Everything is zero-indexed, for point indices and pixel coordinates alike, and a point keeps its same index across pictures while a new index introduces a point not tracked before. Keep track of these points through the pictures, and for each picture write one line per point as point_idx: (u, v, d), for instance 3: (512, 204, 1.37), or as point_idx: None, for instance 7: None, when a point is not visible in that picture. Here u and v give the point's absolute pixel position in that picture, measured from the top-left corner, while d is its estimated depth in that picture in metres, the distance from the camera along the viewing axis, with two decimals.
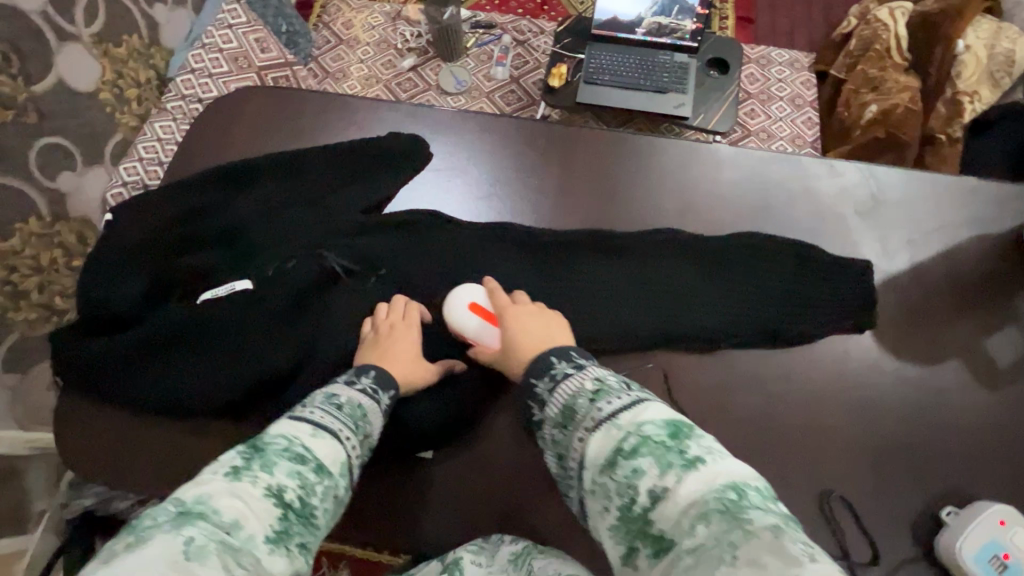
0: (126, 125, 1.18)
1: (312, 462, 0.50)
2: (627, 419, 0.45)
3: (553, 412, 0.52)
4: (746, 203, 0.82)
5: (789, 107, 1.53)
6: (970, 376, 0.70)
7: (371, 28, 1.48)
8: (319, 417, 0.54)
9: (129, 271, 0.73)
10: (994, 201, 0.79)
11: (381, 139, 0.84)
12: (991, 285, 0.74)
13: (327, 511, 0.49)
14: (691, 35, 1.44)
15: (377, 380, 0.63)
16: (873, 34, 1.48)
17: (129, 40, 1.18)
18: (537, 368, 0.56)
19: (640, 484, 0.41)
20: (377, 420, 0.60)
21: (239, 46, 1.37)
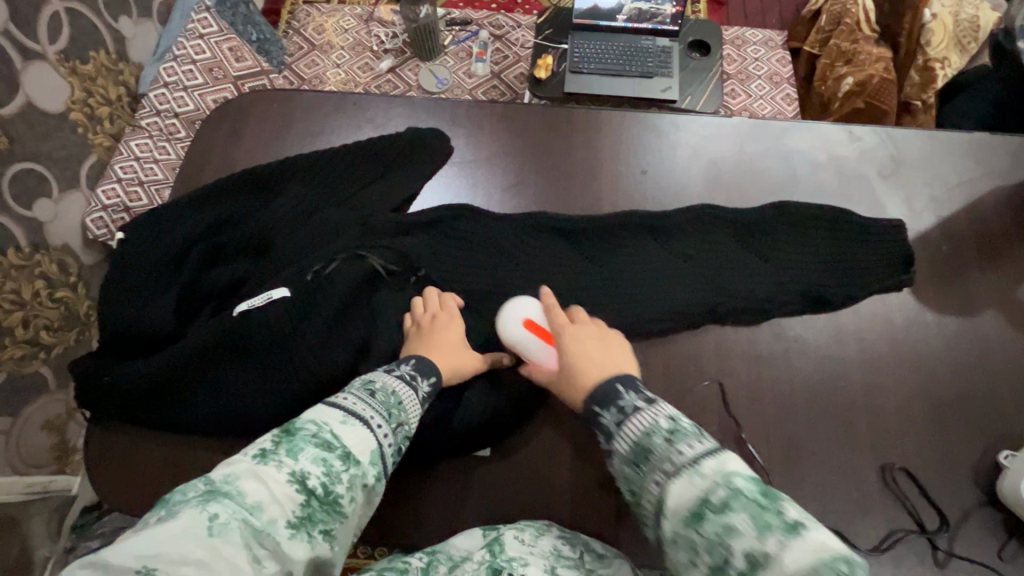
0: (100, 146, 1.08)
1: (339, 450, 0.48)
2: (712, 467, 0.44)
3: (623, 449, 0.50)
4: (775, 172, 0.82)
5: (768, 85, 1.56)
6: (1006, 323, 0.73)
7: (345, 35, 1.61)
8: (352, 403, 0.52)
9: (161, 293, 0.72)
10: (1007, 154, 0.82)
11: (400, 135, 0.82)
12: (1013, 235, 0.77)
13: (354, 500, 0.48)
14: (671, 19, 1.45)
15: (417, 368, 0.59)
16: (842, 8, 1.53)
17: (97, 55, 1.08)
18: (603, 397, 0.53)
19: (735, 543, 0.40)
20: (415, 408, 0.56)
21: (213, 57, 1.25)
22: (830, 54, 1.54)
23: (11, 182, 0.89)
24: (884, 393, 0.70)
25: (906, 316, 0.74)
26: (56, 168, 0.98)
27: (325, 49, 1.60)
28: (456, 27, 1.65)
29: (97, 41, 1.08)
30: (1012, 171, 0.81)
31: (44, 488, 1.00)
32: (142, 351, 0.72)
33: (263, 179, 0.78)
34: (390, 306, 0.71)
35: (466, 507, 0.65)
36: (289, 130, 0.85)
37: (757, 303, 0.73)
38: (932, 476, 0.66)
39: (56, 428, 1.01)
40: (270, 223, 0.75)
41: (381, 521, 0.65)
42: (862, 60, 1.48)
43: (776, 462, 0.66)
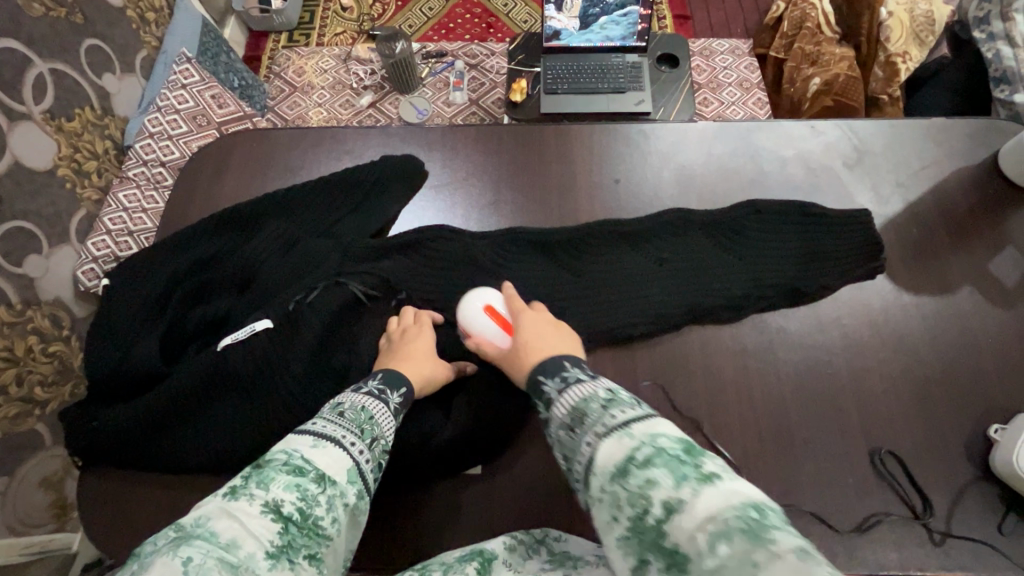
0: (88, 200, 1.09)
1: (312, 474, 0.48)
2: (640, 428, 0.44)
3: (561, 413, 0.51)
4: (741, 172, 0.84)
5: (739, 91, 1.61)
6: (983, 298, 0.74)
7: (325, 74, 1.68)
8: (322, 427, 0.52)
9: (147, 335, 0.73)
10: (966, 135, 0.85)
11: (375, 163, 0.84)
12: (980, 213, 0.79)
13: (335, 521, 0.47)
14: (637, 35, 1.51)
15: (385, 381, 0.60)
16: (802, 14, 1.61)
17: (82, 112, 1.11)
18: (547, 368, 0.55)
19: (655, 495, 0.40)
20: (387, 421, 0.57)
21: (195, 105, 1.28)
22: (796, 56, 1.59)
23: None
24: (870, 378, 0.70)
25: (886, 300, 0.75)
26: (45, 225, 0.99)
27: (306, 90, 1.66)
28: (433, 59, 1.71)
29: (82, 98, 1.11)
30: (973, 153, 0.83)
31: (43, 547, 0.99)
32: (129, 393, 0.72)
33: (246, 215, 0.79)
34: (375, 330, 0.72)
35: (465, 528, 0.65)
36: (269, 167, 0.88)
37: (738, 299, 0.74)
38: (924, 455, 0.66)
39: (54, 484, 1.01)
40: (253, 258, 0.77)
41: (380, 548, 0.64)
42: (825, 61, 1.54)
43: (771, 456, 0.66)
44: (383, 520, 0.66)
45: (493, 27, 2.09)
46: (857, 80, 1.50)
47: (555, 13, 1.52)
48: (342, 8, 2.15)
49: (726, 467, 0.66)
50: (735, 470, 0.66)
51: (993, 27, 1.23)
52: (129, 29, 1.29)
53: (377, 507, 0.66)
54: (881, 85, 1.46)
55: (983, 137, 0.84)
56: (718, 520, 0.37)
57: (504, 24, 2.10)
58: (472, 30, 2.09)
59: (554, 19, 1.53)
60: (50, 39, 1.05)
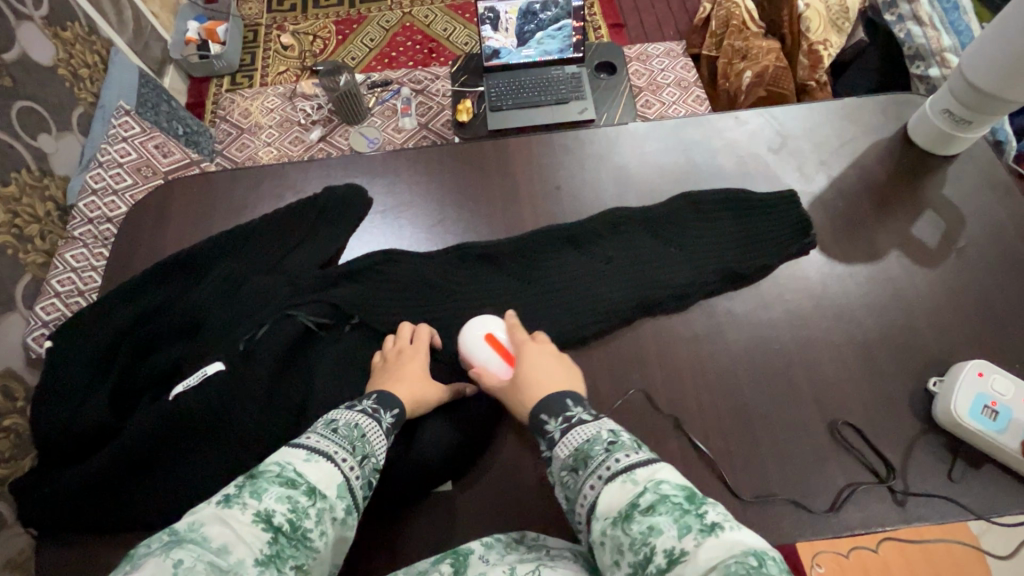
0: (33, 264, 1.06)
1: (303, 486, 0.48)
2: (644, 475, 0.49)
3: (564, 454, 0.55)
4: (674, 167, 0.88)
5: (677, 91, 1.68)
6: (910, 261, 0.78)
7: (271, 113, 1.69)
8: (315, 441, 0.53)
9: (95, 393, 0.71)
10: (878, 111, 0.90)
11: (316, 196, 0.84)
12: (899, 181, 0.83)
13: (323, 534, 0.48)
14: (574, 47, 1.56)
15: (378, 401, 0.61)
16: (727, 12, 1.70)
17: (18, 175, 1.09)
18: (550, 406, 0.59)
19: (657, 541, 0.43)
20: (379, 440, 0.58)
21: (139, 156, 1.26)
22: (727, 53, 1.69)
23: None
24: (816, 348, 0.73)
25: (821, 273, 0.78)
26: None
27: (253, 131, 1.66)
28: (378, 88, 1.74)
29: (17, 162, 1.09)
30: (884, 126, 0.88)
31: None
32: (82, 455, 0.70)
33: (192, 261, 0.79)
34: (331, 360, 0.71)
35: (440, 548, 0.64)
36: (211, 210, 0.87)
37: (685, 287, 0.77)
38: (874, 416, 0.69)
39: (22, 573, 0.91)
40: (200, 302, 0.75)
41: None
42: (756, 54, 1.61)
43: (731, 435, 0.68)
44: (357, 552, 0.64)
45: (436, 52, 2.13)
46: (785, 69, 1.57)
47: (492, 33, 1.54)
48: (283, 48, 2.16)
49: (690, 453, 0.67)
50: (700, 454, 0.67)
51: (901, 9, 1.32)
52: (63, 88, 1.28)
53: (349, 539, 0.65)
54: (808, 72, 1.54)
55: (892, 111, 0.90)
56: (719, 567, 0.40)
57: (446, 48, 2.14)
58: (415, 56, 2.13)
59: (491, 38, 1.54)
60: None
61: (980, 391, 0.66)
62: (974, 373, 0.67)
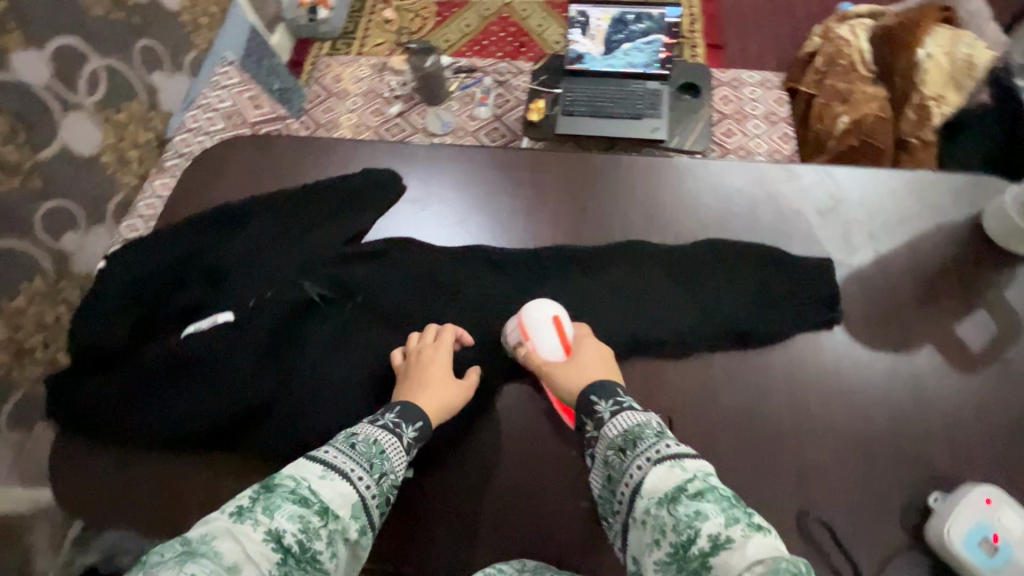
0: (127, 186, 1.19)
1: (316, 506, 0.50)
2: (692, 465, 0.51)
3: (612, 435, 0.58)
4: (709, 210, 0.84)
5: (764, 125, 1.59)
6: (945, 361, 0.72)
7: (360, 82, 1.77)
8: (332, 457, 0.55)
9: (125, 316, 0.79)
10: (951, 193, 0.82)
11: (355, 175, 0.89)
12: (955, 273, 0.76)
13: (334, 556, 0.49)
14: (661, 63, 1.53)
15: (401, 415, 0.63)
16: (837, 50, 1.58)
17: (129, 104, 1.19)
18: (602, 390, 0.62)
19: (702, 525, 0.45)
20: (399, 457, 0.59)
21: (232, 105, 1.36)
22: (826, 93, 1.57)
23: (41, 218, 0.99)
24: (813, 430, 0.69)
25: (840, 352, 0.73)
26: (84, 207, 1.08)
27: (340, 96, 1.74)
28: (463, 74, 1.79)
29: (129, 93, 1.19)
30: (953, 210, 0.81)
31: None
32: (102, 367, 0.79)
33: (234, 213, 0.85)
34: (328, 331, 0.76)
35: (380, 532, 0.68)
36: (266, 169, 0.94)
37: (688, 337, 0.75)
38: (856, 516, 0.64)
39: None
40: (229, 253, 0.81)
41: None
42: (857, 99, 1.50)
43: None
44: None
45: (526, 46, 2.15)
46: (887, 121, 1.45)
47: (580, 38, 1.58)
48: (385, 21, 2.25)
49: None
50: None
51: None
52: (180, 31, 1.34)
53: None
54: (912, 127, 1.42)
55: (967, 196, 0.82)
56: (765, 559, 0.41)
57: (537, 44, 2.15)
58: (505, 48, 2.15)
59: (578, 42, 1.59)
60: (106, 35, 1.12)
61: (981, 521, 0.59)
62: (979, 499, 0.60)
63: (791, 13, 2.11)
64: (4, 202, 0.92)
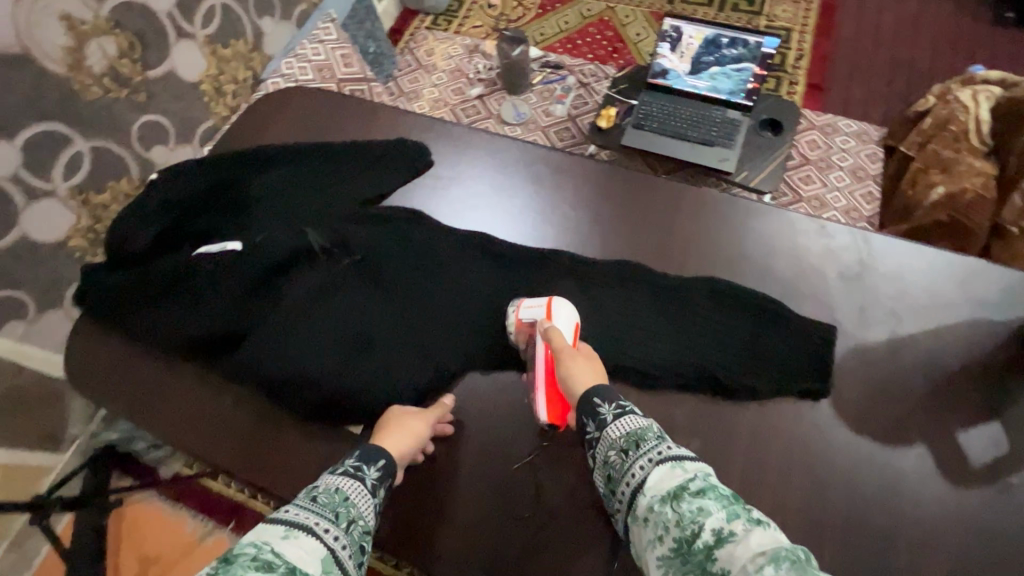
0: (218, 115, 1.23)
1: (282, 567, 0.47)
2: (693, 466, 0.53)
3: (614, 436, 0.58)
4: (722, 247, 0.81)
5: (849, 178, 1.54)
6: (935, 466, 0.66)
7: (450, 59, 1.84)
8: (294, 515, 0.54)
9: (147, 225, 0.85)
10: (995, 289, 0.75)
11: (389, 142, 0.93)
12: (975, 376, 0.70)
13: None
14: (747, 93, 1.45)
15: (361, 458, 0.62)
16: (949, 114, 1.43)
17: (235, 44, 1.24)
18: (603, 392, 0.62)
19: (705, 520, 0.46)
20: (363, 501, 0.59)
21: (325, 59, 1.39)
22: (925, 157, 1.42)
23: (140, 128, 1.07)
24: (764, 498, 0.65)
25: (821, 427, 0.69)
26: (177, 124, 1.14)
27: (428, 70, 1.82)
28: (548, 69, 1.78)
29: (238, 32, 1.24)
30: (992, 308, 0.73)
31: None
32: (121, 267, 0.86)
33: (274, 155, 0.91)
34: (317, 279, 0.80)
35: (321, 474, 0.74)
36: (318, 123, 1.00)
37: (661, 372, 0.72)
38: None
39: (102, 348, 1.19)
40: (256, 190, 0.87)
41: (264, 466, 0.75)
42: (958, 172, 1.35)
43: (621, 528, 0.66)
44: (265, 441, 0.76)
45: (618, 52, 2.11)
46: (987, 201, 1.31)
47: (667, 53, 1.52)
48: (488, 6, 2.29)
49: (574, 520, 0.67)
50: None
51: None
52: None
53: (262, 428, 0.77)
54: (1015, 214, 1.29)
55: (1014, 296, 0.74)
56: (766, 548, 0.41)
57: (630, 52, 2.11)
58: (597, 51, 2.13)
59: (664, 57, 1.53)
60: None
61: None
62: None
63: (910, 65, 1.94)
64: (111, 109, 1.01)
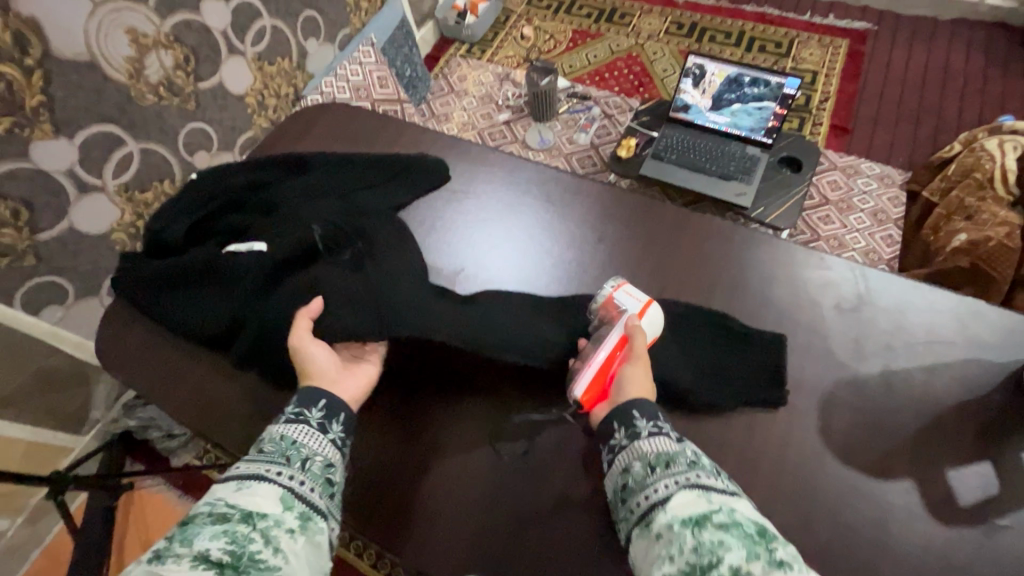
0: (259, 126, 1.32)
1: (238, 516, 0.50)
2: (719, 499, 0.52)
3: (646, 450, 0.59)
4: (721, 273, 0.83)
5: (869, 220, 1.57)
6: (925, 503, 0.65)
7: (481, 86, 1.94)
8: (244, 472, 0.56)
9: (184, 219, 0.92)
10: (996, 331, 0.75)
11: (411, 157, 0.99)
12: (970, 416, 0.69)
13: (278, 552, 0.49)
14: (765, 131, 1.48)
15: (302, 402, 0.64)
16: (975, 162, 1.44)
17: (281, 61, 1.34)
18: (644, 408, 0.63)
19: (724, 554, 0.45)
20: (313, 441, 0.61)
21: (363, 79, 1.49)
22: (948, 204, 1.43)
23: (186, 135, 1.16)
24: None
25: (810, 454, 0.69)
26: (220, 133, 1.23)
27: (460, 95, 1.93)
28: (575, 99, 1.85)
29: (284, 51, 1.34)
30: (993, 349, 0.73)
31: None
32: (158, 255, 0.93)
33: (305, 163, 0.98)
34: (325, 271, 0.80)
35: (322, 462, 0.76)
36: (348, 136, 1.07)
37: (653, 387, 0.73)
38: None
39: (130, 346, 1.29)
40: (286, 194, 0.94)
41: None
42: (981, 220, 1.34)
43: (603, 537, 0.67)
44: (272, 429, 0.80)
45: (644, 87, 2.17)
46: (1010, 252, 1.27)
47: (690, 88, 1.55)
48: (521, 38, 2.40)
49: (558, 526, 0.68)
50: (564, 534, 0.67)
51: None
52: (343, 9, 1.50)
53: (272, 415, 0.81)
54: None
55: (1016, 340, 0.74)
56: None
57: (656, 87, 2.17)
58: (624, 84, 2.19)
59: (687, 92, 1.56)
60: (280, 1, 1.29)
61: None
62: None
63: (937, 113, 1.94)
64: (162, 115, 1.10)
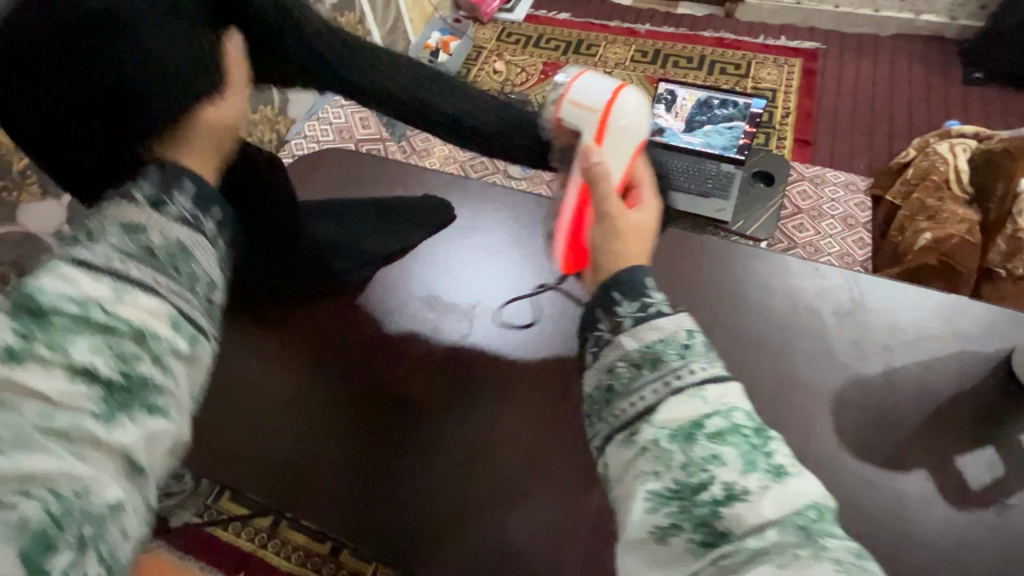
0: None
1: (118, 325, 0.41)
2: (714, 396, 0.46)
3: (630, 347, 0.51)
4: (726, 291, 0.87)
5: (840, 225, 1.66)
6: (936, 488, 0.69)
7: None
8: (97, 258, 0.43)
9: None
10: (979, 323, 0.81)
11: (414, 199, 1.01)
12: (965, 403, 0.75)
13: (166, 373, 0.42)
14: (737, 149, 1.57)
15: (188, 195, 0.50)
16: (930, 165, 1.54)
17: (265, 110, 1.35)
18: (628, 288, 0.53)
19: (718, 471, 0.41)
20: (192, 249, 0.49)
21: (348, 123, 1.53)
22: (911, 206, 1.52)
23: None
24: None
25: (825, 453, 0.72)
26: None
27: None
28: None
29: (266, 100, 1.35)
30: (978, 340, 0.80)
31: None
32: None
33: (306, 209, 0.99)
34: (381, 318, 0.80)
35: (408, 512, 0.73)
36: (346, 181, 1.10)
37: None
38: None
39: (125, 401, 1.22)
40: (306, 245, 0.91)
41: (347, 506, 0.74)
42: (943, 218, 1.44)
43: None
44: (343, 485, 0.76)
45: None
46: (974, 245, 1.38)
47: (664, 114, 1.67)
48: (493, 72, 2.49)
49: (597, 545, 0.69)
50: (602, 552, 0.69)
51: None
52: None
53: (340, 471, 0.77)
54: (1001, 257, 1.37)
55: (998, 329, 0.80)
56: (781, 516, 0.38)
57: None
58: None
59: (661, 117, 1.65)
60: None
61: None
62: None
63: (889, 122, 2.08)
64: None
